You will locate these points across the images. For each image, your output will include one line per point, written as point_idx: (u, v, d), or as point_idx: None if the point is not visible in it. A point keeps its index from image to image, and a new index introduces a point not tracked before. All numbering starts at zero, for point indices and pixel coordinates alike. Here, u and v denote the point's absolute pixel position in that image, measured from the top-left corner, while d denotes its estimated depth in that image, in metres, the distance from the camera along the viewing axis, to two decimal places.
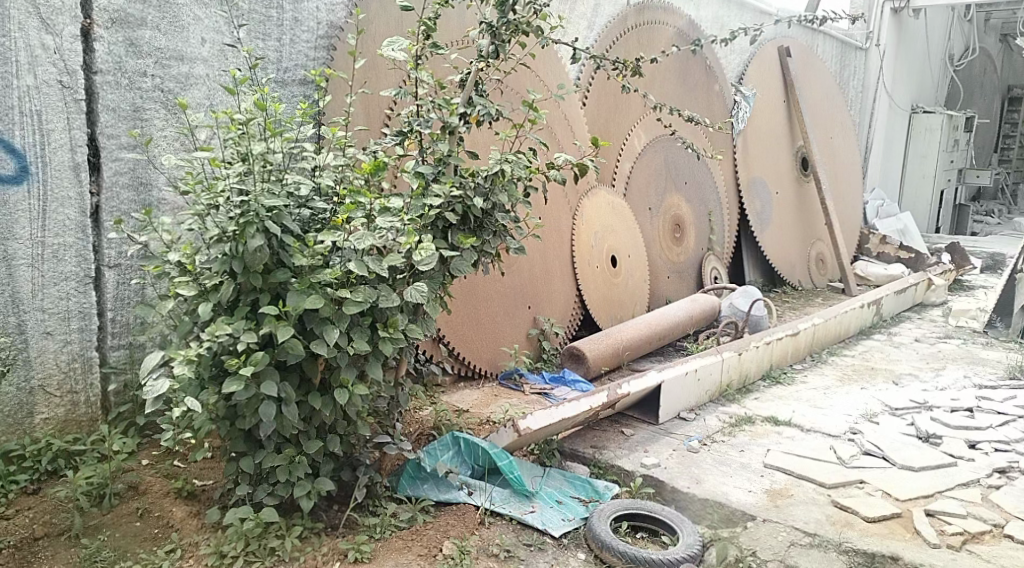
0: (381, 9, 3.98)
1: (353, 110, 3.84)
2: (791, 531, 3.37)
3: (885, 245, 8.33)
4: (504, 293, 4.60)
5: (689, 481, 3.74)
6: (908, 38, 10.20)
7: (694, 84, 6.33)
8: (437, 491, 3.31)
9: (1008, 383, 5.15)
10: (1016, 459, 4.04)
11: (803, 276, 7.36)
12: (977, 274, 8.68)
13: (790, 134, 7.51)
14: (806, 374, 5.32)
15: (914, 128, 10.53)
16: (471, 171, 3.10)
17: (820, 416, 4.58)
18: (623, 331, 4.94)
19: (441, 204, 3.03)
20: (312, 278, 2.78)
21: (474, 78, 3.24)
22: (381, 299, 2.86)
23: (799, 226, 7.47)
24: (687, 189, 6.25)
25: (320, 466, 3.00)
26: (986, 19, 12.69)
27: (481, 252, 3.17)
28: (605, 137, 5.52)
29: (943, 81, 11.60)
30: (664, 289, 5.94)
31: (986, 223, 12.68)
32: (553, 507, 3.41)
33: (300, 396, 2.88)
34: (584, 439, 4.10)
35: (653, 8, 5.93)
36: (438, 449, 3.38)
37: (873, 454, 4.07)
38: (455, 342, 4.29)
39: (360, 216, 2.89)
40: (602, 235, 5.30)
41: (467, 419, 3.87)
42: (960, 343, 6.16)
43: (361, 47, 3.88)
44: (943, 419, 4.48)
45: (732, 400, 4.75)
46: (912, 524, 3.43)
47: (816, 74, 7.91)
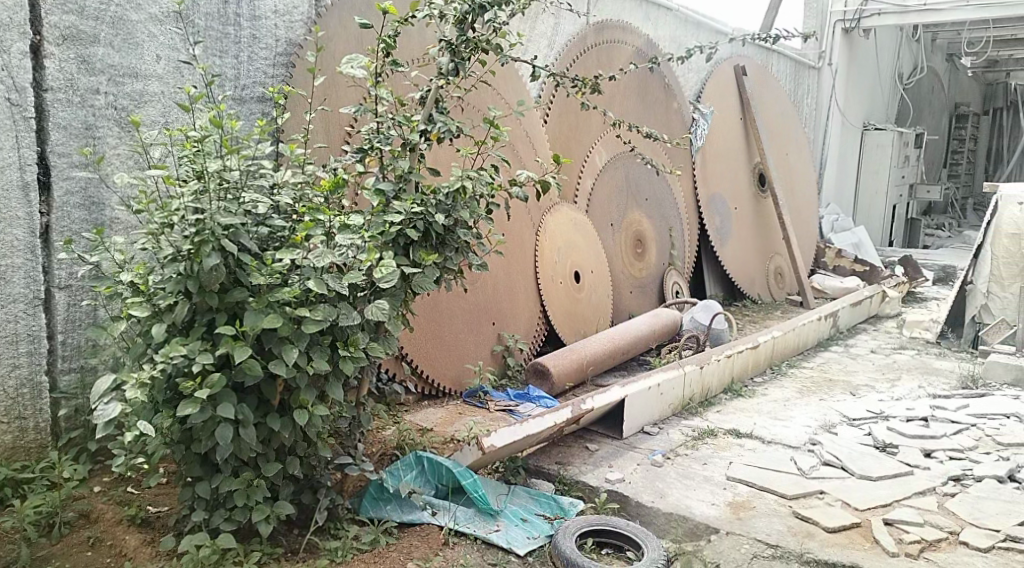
0: (341, 27, 3.96)
1: (312, 127, 3.79)
2: (753, 544, 3.38)
3: (841, 258, 8.46)
4: (468, 310, 4.58)
5: (653, 496, 3.74)
6: (860, 57, 10.44)
7: (652, 101, 6.39)
8: (401, 512, 3.27)
9: (962, 392, 5.24)
10: (970, 467, 4.11)
11: (762, 290, 7.44)
12: (929, 287, 8.86)
13: (747, 150, 7.61)
14: (767, 387, 5.36)
15: (866, 144, 10.77)
16: (433, 189, 3.08)
17: (781, 428, 4.62)
18: (587, 346, 4.94)
19: (402, 221, 3.01)
20: (269, 297, 2.72)
21: (435, 95, 3.23)
22: (341, 317, 2.82)
23: (758, 240, 7.56)
24: (648, 205, 6.30)
25: (279, 489, 2.94)
26: (933, 39, 13.03)
27: (445, 269, 3.14)
28: (566, 154, 5.54)
29: (894, 99, 11.87)
30: (626, 304, 5.96)
31: (937, 237, 12.98)
32: (519, 525, 3.38)
33: (258, 418, 2.82)
34: (549, 455, 4.08)
35: (613, 27, 6.00)
36: (400, 469, 3.34)
37: (832, 464, 4.11)
38: (418, 359, 4.26)
39: (319, 234, 2.85)
40: (565, 251, 5.30)
41: (431, 438, 3.82)
42: (915, 354, 6.27)
43: (321, 65, 3.84)
44: (900, 428, 4.54)
45: (695, 413, 4.78)
46: (871, 533, 3.46)
47: (772, 92, 8.05)
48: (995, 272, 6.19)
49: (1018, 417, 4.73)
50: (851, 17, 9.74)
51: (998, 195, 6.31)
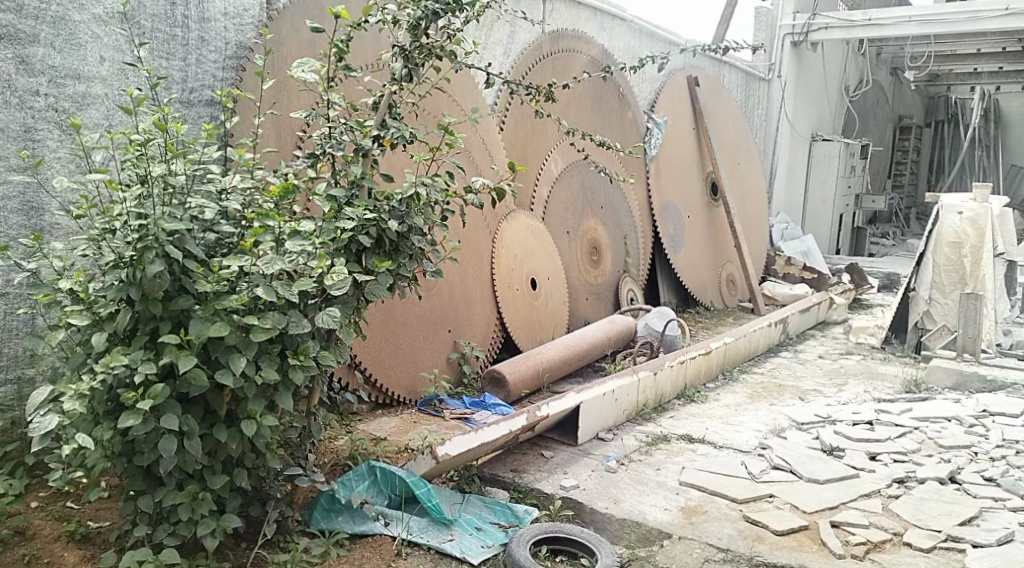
0: (292, 30, 3.89)
1: (262, 132, 3.71)
2: (705, 548, 3.39)
3: (790, 266, 8.59)
4: (423, 318, 4.53)
5: (607, 502, 3.73)
6: (808, 70, 10.65)
7: (607, 109, 6.42)
8: (353, 523, 3.21)
9: (905, 396, 5.35)
10: (913, 469, 4.19)
11: (715, 297, 7.51)
12: (875, 294, 9.04)
13: (700, 160, 7.69)
14: (719, 393, 5.41)
15: (814, 155, 10.98)
16: (386, 195, 3.04)
17: (733, 432, 4.66)
18: (542, 353, 4.93)
19: (355, 228, 2.96)
20: (216, 305, 2.66)
21: (388, 101, 3.19)
22: (291, 325, 2.76)
23: (710, 248, 7.64)
24: (604, 213, 6.32)
25: (226, 502, 2.87)
26: (878, 53, 13.34)
27: (398, 275, 3.09)
28: (522, 162, 5.53)
29: (841, 111, 12.12)
30: (582, 312, 5.97)
31: (882, 245, 13.27)
32: (472, 534, 3.36)
33: (204, 429, 2.75)
34: (504, 463, 4.06)
35: (568, 37, 6.02)
36: (352, 480, 3.26)
37: (782, 468, 4.15)
38: (372, 368, 4.20)
39: (269, 240, 2.79)
40: (521, 258, 5.29)
41: (384, 447, 3.78)
42: (860, 359, 6.39)
43: (270, 69, 3.76)
44: (846, 432, 4.61)
45: (648, 419, 4.79)
46: (818, 536, 3.50)
47: (723, 103, 8.16)
48: (936, 278, 6.31)
49: (959, 420, 4.84)
50: (800, 31, 9.93)
51: (938, 204, 6.35)
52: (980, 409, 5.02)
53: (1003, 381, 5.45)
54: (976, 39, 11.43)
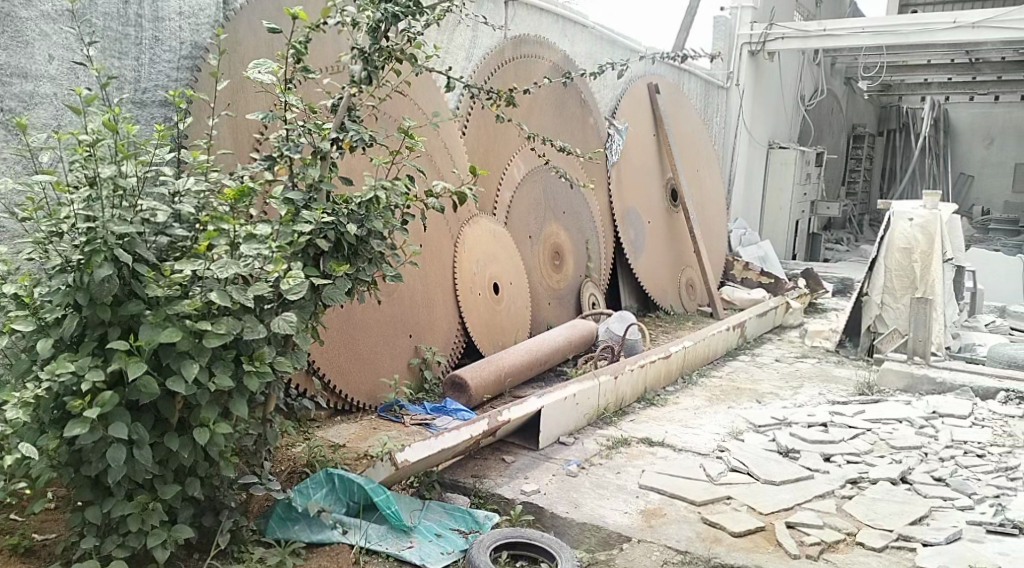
0: (249, 29, 3.80)
1: (217, 134, 3.64)
2: (663, 550, 3.40)
3: (748, 270, 8.68)
4: (383, 323, 4.49)
5: (567, 506, 3.72)
6: (765, 78, 10.78)
7: (569, 115, 6.44)
8: (310, 532, 3.17)
9: (859, 398, 5.43)
10: (866, 470, 4.24)
11: (675, 301, 7.56)
12: (829, 299, 9.18)
13: (660, 166, 7.73)
14: (678, 396, 5.44)
15: (771, 162, 11.12)
16: (344, 198, 3.01)
17: (692, 435, 4.68)
18: (504, 358, 4.92)
19: (313, 231, 2.91)
20: (167, 310, 2.60)
21: (347, 104, 3.15)
22: (246, 330, 2.69)
23: (670, 253, 7.69)
24: (566, 218, 6.33)
25: (178, 512, 2.80)
26: (832, 63, 13.57)
27: (357, 280, 3.05)
28: (483, 166, 5.51)
29: (796, 120, 12.30)
30: (545, 317, 5.96)
31: (836, 251, 13.51)
32: (432, 540, 3.32)
33: (154, 437, 2.68)
34: (465, 468, 4.03)
35: (530, 42, 6.01)
36: (309, 488, 3.22)
37: (739, 470, 4.18)
38: (331, 374, 4.15)
39: (222, 243, 2.74)
40: (483, 262, 5.27)
41: (343, 454, 3.74)
42: (815, 362, 6.48)
43: (225, 69, 3.68)
44: (801, 434, 4.66)
45: (609, 422, 4.80)
46: (774, 537, 3.53)
47: (683, 110, 8.23)
48: (888, 283, 6.40)
49: (910, 421, 4.92)
50: (757, 40, 10.04)
51: (891, 212, 6.42)
52: (930, 410, 5.11)
53: (952, 383, 5.55)
54: (926, 51, 11.69)
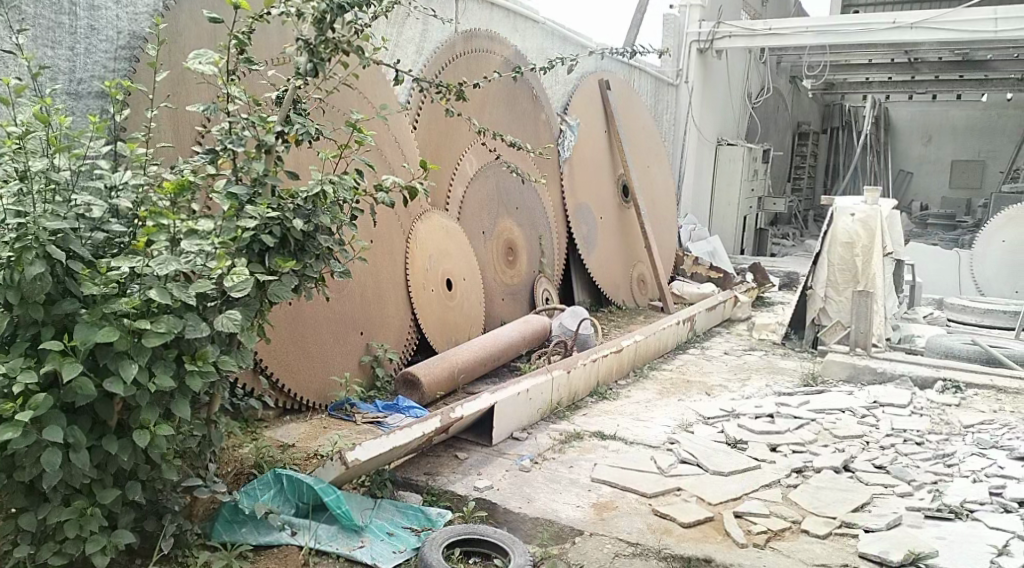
0: (189, 19, 3.69)
1: (156, 126, 3.54)
2: (615, 543, 3.41)
3: (697, 265, 8.76)
4: (334, 320, 4.42)
5: (520, 502, 3.71)
6: (714, 76, 10.88)
7: (520, 111, 6.42)
8: (257, 534, 3.12)
9: (804, 389, 5.52)
10: (811, 459, 4.31)
11: (626, 296, 7.60)
12: (776, 293, 9.32)
13: (612, 162, 7.75)
14: (630, 390, 5.45)
15: (719, 159, 11.25)
16: (290, 193, 2.93)
17: (643, 428, 4.70)
18: (457, 354, 4.88)
19: (257, 227, 2.83)
20: (104, 309, 2.52)
21: (292, 97, 3.08)
22: (187, 329, 2.61)
23: (622, 248, 7.72)
24: (519, 214, 6.31)
25: (118, 518, 2.71)
26: (778, 62, 13.76)
27: (304, 276, 2.97)
28: (435, 161, 5.45)
29: (743, 117, 12.45)
30: (498, 312, 5.94)
31: (783, 246, 13.72)
32: (384, 539, 3.27)
33: (92, 441, 2.60)
34: (418, 466, 3.99)
35: (481, 37, 5.97)
36: (257, 489, 3.22)
37: (689, 462, 4.21)
38: (279, 373, 4.07)
39: (162, 239, 2.68)
40: (436, 258, 5.22)
41: (292, 454, 3.69)
42: (762, 354, 6.57)
43: (164, 60, 3.57)
44: (749, 425, 4.71)
45: (562, 417, 4.79)
46: (723, 526, 3.56)
47: (634, 108, 8.27)
48: (831, 277, 6.50)
49: (852, 411, 5.01)
50: (705, 39, 10.15)
51: (832, 208, 6.51)
52: (871, 400, 5.22)
53: (892, 373, 5.67)
54: (867, 51, 11.92)
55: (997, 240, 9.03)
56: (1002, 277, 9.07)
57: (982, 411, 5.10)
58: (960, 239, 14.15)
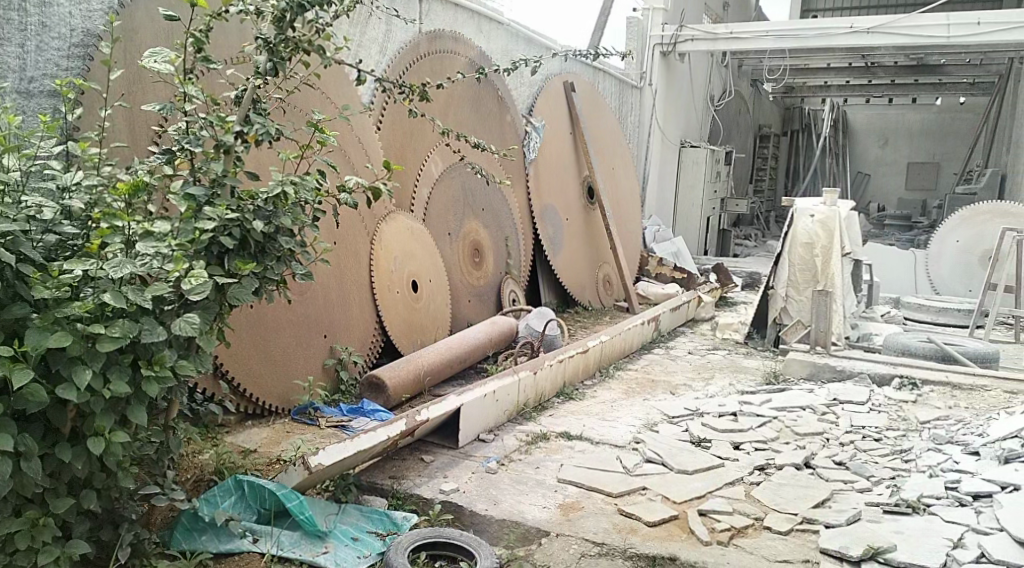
0: (146, 17, 3.62)
1: (110, 125, 3.46)
2: (581, 543, 3.40)
3: (661, 266, 8.80)
4: (296, 323, 4.35)
5: (486, 504, 3.68)
6: (677, 79, 10.96)
7: (485, 112, 6.39)
8: (217, 542, 3.06)
9: (766, 387, 5.56)
10: (772, 456, 4.34)
11: (592, 297, 7.61)
12: (739, 293, 9.40)
13: (577, 163, 7.77)
14: (595, 390, 5.45)
15: (683, 161, 11.33)
16: (250, 194, 2.88)
17: (609, 428, 4.70)
18: (423, 356, 4.83)
19: (216, 228, 2.77)
20: (55, 313, 2.46)
21: (252, 96, 3.02)
22: (144, 333, 2.55)
23: (588, 249, 7.73)
24: (485, 215, 6.28)
25: (73, 528, 2.64)
26: (740, 65, 13.89)
27: (265, 279, 2.91)
28: (399, 161, 5.41)
29: (706, 120, 12.55)
30: (464, 314, 5.90)
31: (746, 247, 13.86)
32: (349, 544, 3.23)
33: (44, 449, 2.53)
34: (383, 470, 3.95)
35: (445, 38, 5.93)
36: (217, 495, 3.15)
37: (655, 461, 4.21)
38: (240, 377, 4.00)
39: (117, 242, 2.63)
40: (401, 260, 5.17)
41: (255, 460, 3.63)
42: (726, 354, 6.62)
43: (118, 58, 3.49)
44: (712, 424, 4.74)
45: (528, 418, 4.77)
46: (687, 524, 3.57)
47: (599, 109, 8.30)
48: (792, 277, 6.57)
49: (812, 409, 5.06)
50: (668, 41, 10.22)
51: (792, 208, 6.58)
52: (831, 397, 5.28)
53: (851, 370, 5.75)
54: (825, 55, 12.09)
55: (951, 240, 9.18)
56: (956, 276, 9.24)
57: (938, 407, 5.18)
58: (916, 240, 14.41)
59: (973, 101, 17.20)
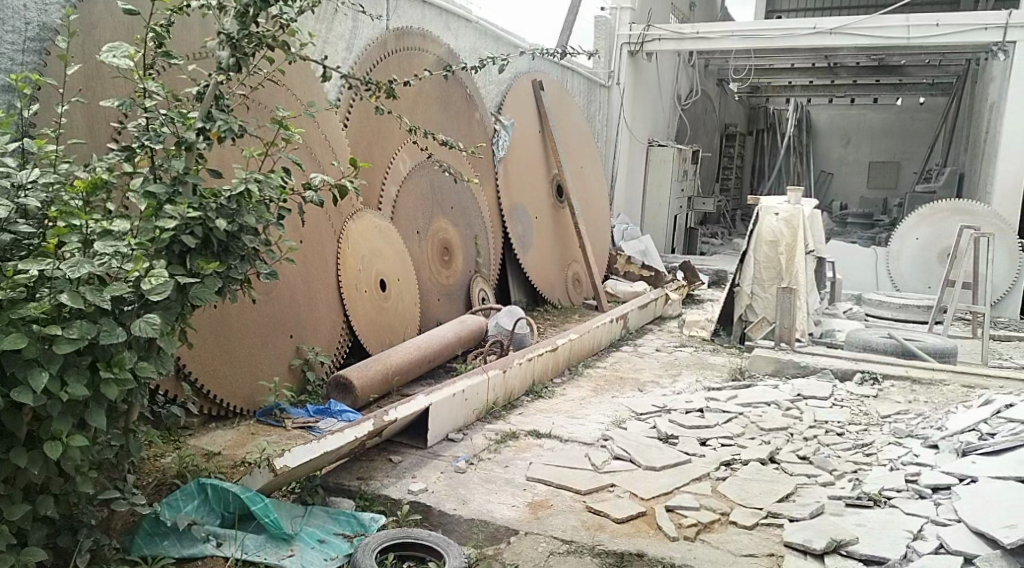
0: (105, 11, 3.55)
1: (68, 121, 3.39)
2: (550, 541, 3.39)
3: (629, 263, 8.83)
4: (261, 323, 4.30)
5: (455, 503, 3.66)
6: (644, 78, 11.01)
7: (453, 109, 6.36)
8: (180, 547, 3.00)
9: (733, 384, 5.60)
10: (738, 452, 4.37)
11: (561, 294, 7.61)
12: (706, 291, 9.46)
13: (546, 162, 7.76)
14: (565, 388, 5.45)
15: (650, 160, 11.39)
16: (213, 192, 2.82)
17: (578, 426, 4.69)
18: (391, 356, 4.80)
19: (177, 227, 2.72)
20: (10, 314, 2.40)
21: (215, 92, 2.96)
22: (102, 335, 2.49)
23: (557, 247, 7.73)
24: (453, 213, 6.25)
25: (29, 534, 2.58)
26: (706, 65, 13.98)
27: (228, 279, 2.85)
28: (366, 159, 5.36)
29: (673, 119, 12.64)
30: (433, 313, 5.87)
31: (712, 245, 13.98)
32: (315, 546, 3.19)
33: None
34: (350, 471, 3.91)
35: (412, 35, 5.89)
36: (180, 499, 3.07)
37: (623, 458, 4.22)
38: (203, 378, 3.94)
39: (74, 241, 2.57)
40: (369, 259, 5.13)
41: (218, 463, 3.57)
42: (693, 350, 6.66)
43: (75, 52, 3.41)
44: (680, 420, 4.76)
45: (497, 417, 4.75)
46: (654, 520, 3.58)
47: (567, 108, 8.30)
48: (757, 274, 6.62)
49: (777, 404, 5.10)
50: (636, 41, 10.25)
51: (758, 206, 6.62)
52: (795, 393, 5.33)
53: (815, 366, 5.81)
54: (790, 55, 12.22)
55: (912, 238, 9.28)
56: (916, 273, 9.35)
57: (900, 402, 5.25)
58: (877, 238, 14.63)
59: (932, 102, 17.47)
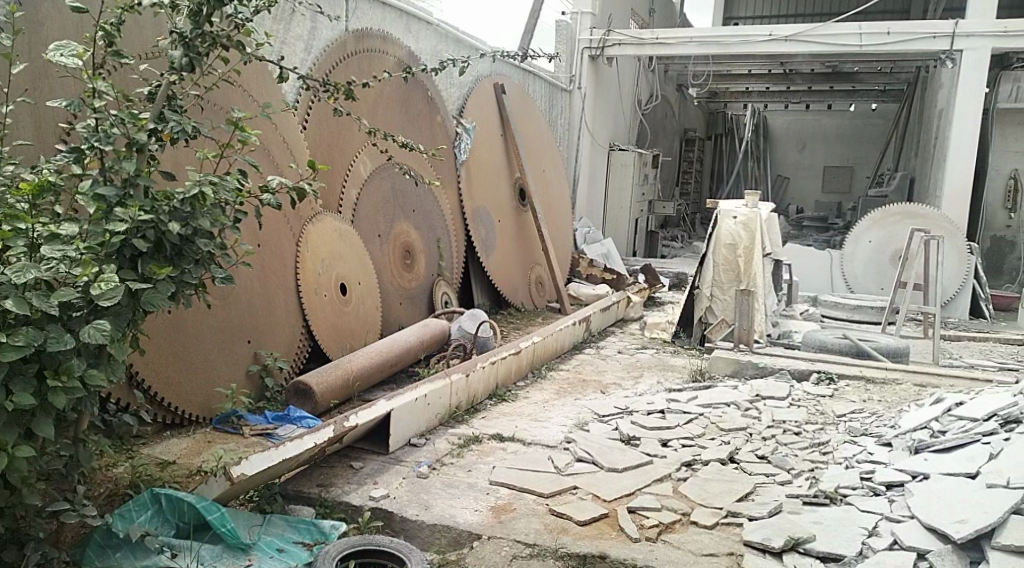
0: (53, 9, 3.45)
1: (13, 121, 3.29)
2: (513, 545, 3.36)
3: (591, 266, 8.84)
4: (218, 328, 4.21)
5: (417, 509, 3.62)
6: (605, 82, 11.05)
7: (414, 111, 6.31)
8: (132, 559, 2.86)
9: (694, 385, 5.63)
10: (699, 452, 4.38)
11: (524, 298, 7.59)
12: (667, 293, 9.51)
13: (509, 166, 7.74)
14: (527, 391, 5.43)
15: (612, 163, 11.44)
16: (165, 195, 2.74)
17: (540, 429, 4.68)
18: (352, 360, 4.74)
19: (128, 230, 2.65)
20: None
21: (167, 92, 2.89)
22: (49, 342, 2.42)
23: (520, 251, 7.71)
24: (415, 216, 6.20)
25: None
26: (666, 70, 14.08)
27: (182, 283, 2.79)
28: (325, 161, 5.28)
29: (633, 123, 12.70)
30: (395, 317, 5.82)
31: (672, 248, 14.08)
32: (274, 556, 3.12)
33: None
34: (310, 478, 3.85)
35: (372, 36, 5.84)
36: (132, 511, 2.97)
37: (585, 460, 4.21)
38: (156, 385, 3.85)
39: (20, 245, 2.52)
40: (328, 262, 5.06)
41: (173, 471, 3.49)
42: (654, 352, 6.69)
43: (21, 51, 3.31)
44: (641, 422, 4.77)
45: (459, 421, 4.72)
46: (616, 522, 3.57)
47: (529, 111, 8.29)
48: (717, 276, 6.67)
49: (737, 405, 5.13)
50: (596, 45, 10.28)
51: (717, 210, 6.69)
52: (755, 393, 5.37)
53: (773, 366, 5.86)
54: (747, 61, 12.35)
55: (865, 240, 9.46)
56: (869, 275, 9.49)
57: (855, 401, 5.32)
58: (832, 241, 14.88)
59: (884, 107, 17.78)
